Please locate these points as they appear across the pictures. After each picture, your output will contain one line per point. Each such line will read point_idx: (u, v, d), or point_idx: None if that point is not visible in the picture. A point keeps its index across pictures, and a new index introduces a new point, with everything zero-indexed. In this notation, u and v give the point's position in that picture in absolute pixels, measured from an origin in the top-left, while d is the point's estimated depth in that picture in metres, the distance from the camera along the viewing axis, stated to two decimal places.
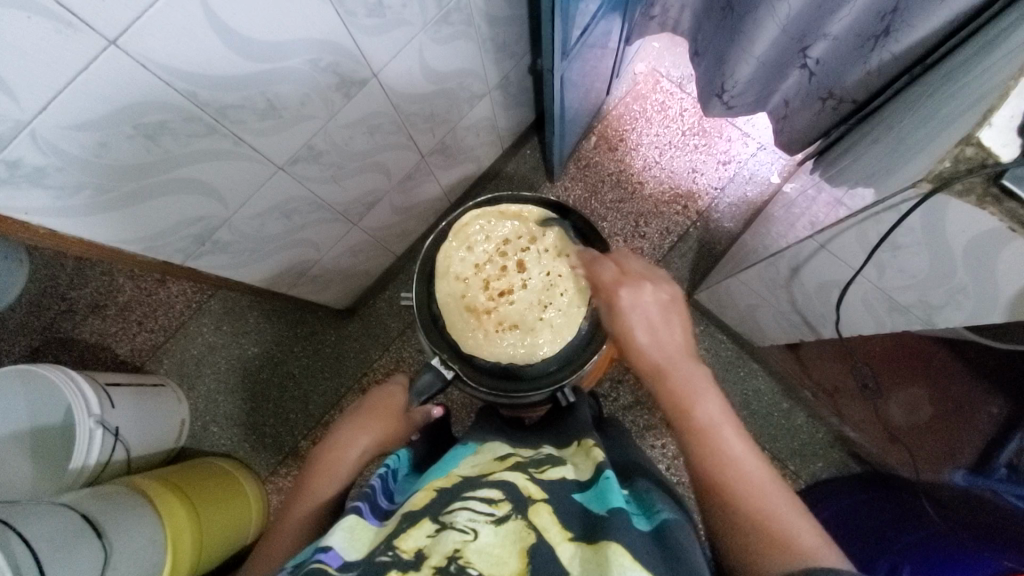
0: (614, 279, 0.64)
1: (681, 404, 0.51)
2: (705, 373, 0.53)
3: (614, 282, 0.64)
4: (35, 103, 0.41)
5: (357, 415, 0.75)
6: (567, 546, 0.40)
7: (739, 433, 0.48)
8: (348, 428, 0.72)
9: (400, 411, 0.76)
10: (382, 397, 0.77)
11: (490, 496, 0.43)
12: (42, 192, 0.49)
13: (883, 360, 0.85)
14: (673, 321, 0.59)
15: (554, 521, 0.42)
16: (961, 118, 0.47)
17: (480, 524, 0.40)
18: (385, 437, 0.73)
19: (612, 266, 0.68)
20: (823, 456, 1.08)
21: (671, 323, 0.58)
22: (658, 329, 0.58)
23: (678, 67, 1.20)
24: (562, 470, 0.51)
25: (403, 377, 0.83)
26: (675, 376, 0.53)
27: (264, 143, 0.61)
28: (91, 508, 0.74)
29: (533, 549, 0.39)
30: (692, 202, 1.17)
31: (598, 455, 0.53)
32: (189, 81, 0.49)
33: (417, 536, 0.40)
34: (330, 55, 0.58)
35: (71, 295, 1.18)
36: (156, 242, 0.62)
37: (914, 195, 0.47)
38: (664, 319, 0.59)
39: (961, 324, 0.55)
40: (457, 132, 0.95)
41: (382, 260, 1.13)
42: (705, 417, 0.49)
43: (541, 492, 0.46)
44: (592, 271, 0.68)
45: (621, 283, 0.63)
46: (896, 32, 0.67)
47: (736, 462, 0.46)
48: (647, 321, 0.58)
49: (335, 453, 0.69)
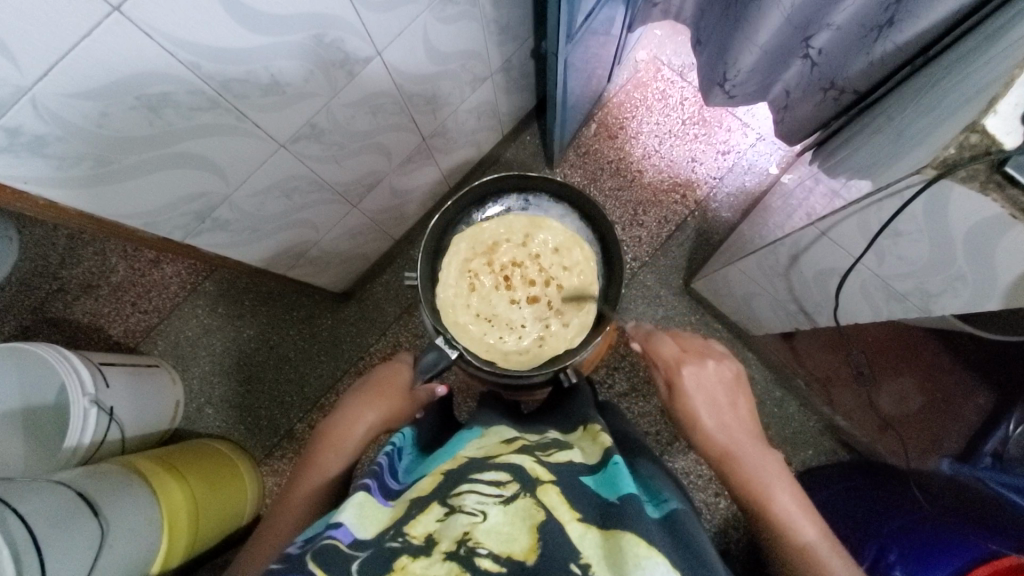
0: (674, 356, 0.77)
1: (749, 477, 0.65)
2: (766, 453, 0.67)
3: (672, 364, 0.76)
4: (36, 68, 0.41)
5: (363, 391, 0.74)
6: (576, 526, 0.40)
7: (790, 493, 0.64)
8: (354, 403, 0.72)
9: (406, 389, 0.75)
10: (388, 374, 0.76)
11: (497, 478, 0.44)
12: (40, 161, 0.48)
13: (877, 350, 0.86)
14: (732, 398, 0.72)
15: (563, 500, 0.42)
16: (964, 107, 0.47)
17: (488, 505, 0.40)
18: (390, 413, 0.72)
19: (669, 341, 0.80)
20: (812, 444, 1.10)
21: (733, 401, 0.72)
22: (720, 414, 0.70)
23: (679, 55, 1.20)
24: (570, 453, 0.52)
25: (408, 354, 0.82)
26: (742, 457, 0.66)
27: (266, 120, 0.61)
28: (87, 486, 0.74)
29: (544, 527, 0.39)
30: (691, 191, 1.17)
31: (604, 441, 0.54)
32: (193, 51, 0.48)
33: (427, 521, 0.40)
34: (334, 30, 0.57)
35: (62, 274, 1.16)
36: (156, 217, 0.62)
37: (918, 180, 0.47)
38: (731, 400, 0.72)
39: (958, 311, 0.56)
40: (458, 115, 0.94)
41: (380, 244, 1.13)
42: (775, 499, 0.63)
43: (549, 474, 0.46)
44: (650, 347, 0.80)
45: (678, 363, 0.76)
46: (900, 22, 0.67)
47: (788, 520, 0.62)
48: (711, 401, 0.71)
49: (340, 428, 0.69)
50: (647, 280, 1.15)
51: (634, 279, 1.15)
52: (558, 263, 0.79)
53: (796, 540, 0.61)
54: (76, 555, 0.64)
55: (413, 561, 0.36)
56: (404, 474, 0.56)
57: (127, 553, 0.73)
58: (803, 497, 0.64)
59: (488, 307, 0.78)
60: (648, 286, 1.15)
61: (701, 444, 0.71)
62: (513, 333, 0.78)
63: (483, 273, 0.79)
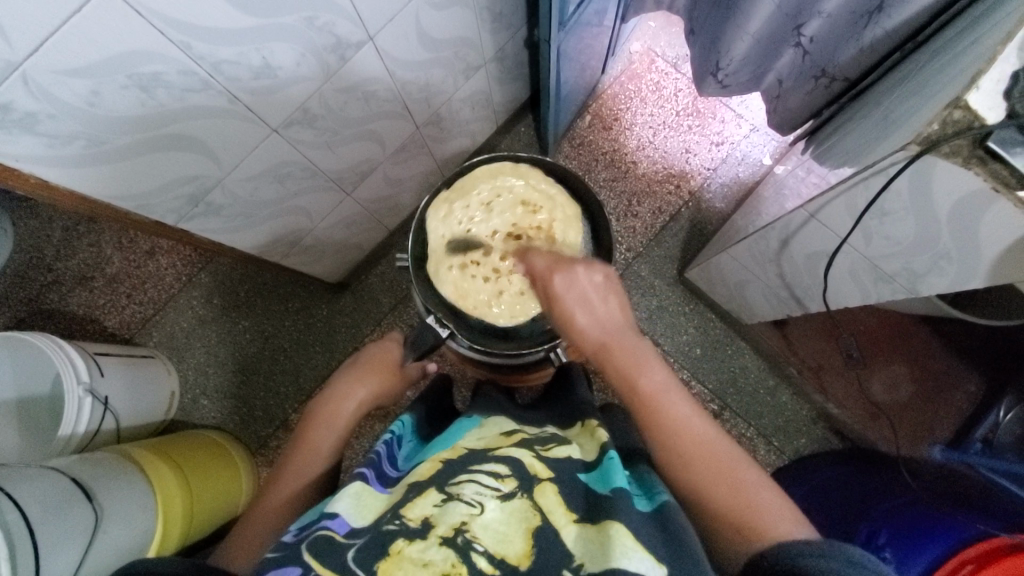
0: (546, 267, 0.59)
1: (629, 377, 0.52)
2: (647, 345, 0.54)
3: (550, 268, 0.59)
4: (27, 43, 0.41)
5: (354, 368, 0.75)
6: (570, 529, 0.40)
7: (687, 400, 0.50)
8: (342, 384, 0.72)
9: (395, 368, 0.76)
10: (378, 353, 0.77)
11: (496, 470, 0.44)
12: (33, 139, 0.48)
13: (868, 338, 0.86)
14: (613, 296, 0.57)
15: (560, 501, 0.42)
16: (946, 88, 0.48)
17: (486, 497, 0.40)
18: (380, 391, 0.74)
19: (543, 255, 0.62)
20: (806, 433, 1.09)
21: (610, 286, 0.57)
22: (594, 299, 0.56)
23: (673, 47, 1.20)
24: (569, 449, 0.52)
25: (399, 336, 0.82)
26: (622, 351, 0.53)
27: (258, 104, 0.61)
28: (80, 472, 0.74)
29: (538, 531, 0.40)
30: (685, 182, 1.18)
31: (600, 436, 0.54)
32: (184, 31, 0.48)
33: (424, 505, 0.40)
34: (326, 14, 0.57)
35: (57, 266, 1.16)
36: (148, 200, 0.62)
37: (903, 157, 0.48)
38: (603, 298, 0.56)
39: (944, 291, 0.56)
40: (452, 104, 0.94)
41: (374, 234, 1.13)
42: (652, 390, 0.51)
43: (547, 470, 0.46)
44: (525, 262, 0.62)
45: (551, 269, 0.58)
46: (890, 8, 0.68)
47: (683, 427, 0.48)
48: (583, 300, 0.56)
49: (329, 408, 0.70)
50: (641, 271, 1.16)
51: (628, 270, 1.16)
52: (495, 304, 0.74)
53: (712, 487, 0.45)
54: (70, 537, 0.65)
55: (409, 545, 0.37)
56: (401, 462, 0.55)
57: (122, 537, 0.73)
58: (701, 410, 0.50)
59: (496, 203, 0.77)
60: (641, 276, 1.16)
61: (576, 342, 0.57)
62: (464, 222, 0.76)
63: (533, 213, 0.76)
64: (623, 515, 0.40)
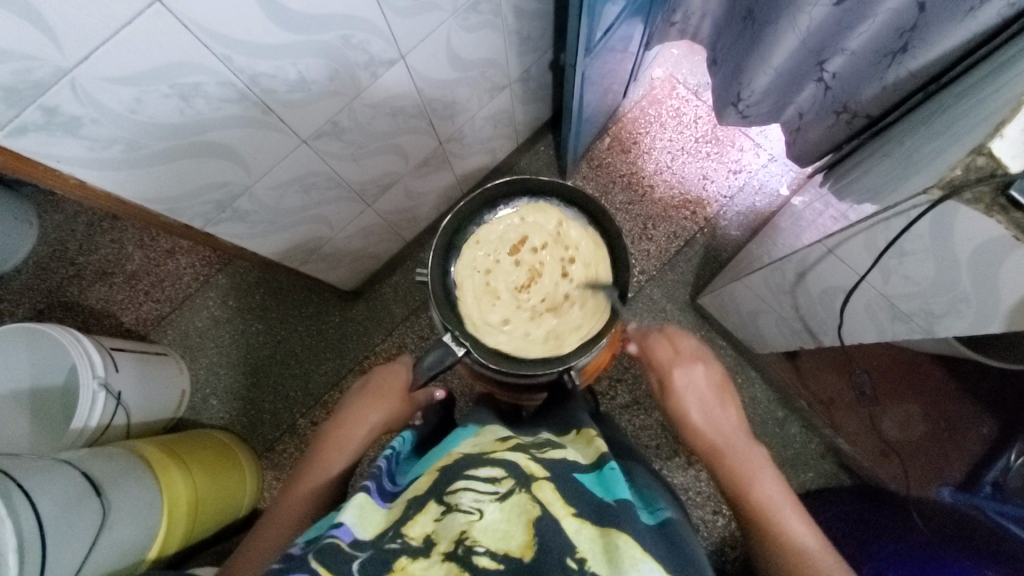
0: (669, 357, 0.70)
1: (743, 479, 0.59)
2: (758, 453, 0.62)
3: (669, 362, 0.70)
4: (78, 52, 0.43)
5: (365, 392, 0.75)
6: (571, 520, 0.40)
7: (796, 513, 0.56)
8: (354, 405, 0.73)
9: (403, 393, 0.75)
10: (387, 376, 0.76)
11: (492, 474, 0.43)
12: (76, 142, 0.50)
13: (884, 375, 0.84)
14: (727, 407, 0.66)
15: (557, 496, 0.42)
16: (968, 133, 0.49)
17: (484, 503, 0.40)
18: (390, 416, 0.73)
19: (663, 339, 0.72)
20: (813, 466, 1.08)
21: (726, 408, 0.66)
22: (704, 416, 0.65)
23: (695, 75, 1.22)
24: (565, 453, 0.52)
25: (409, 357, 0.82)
26: (733, 456, 0.61)
27: (290, 116, 0.63)
28: (93, 467, 0.75)
29: (538, 522, 0.39)
30: (701, 208, 1.18)
31: (598, 445, 0.53)
32: (227, 45, 0.50)
33: (424, 522, 0.40)
34: (363, 32, 0.59)
35: (79, 260, 1.19)
36: (179, 204, 0.64)
37: (925, 201, 0.49)
38: (719, 403, 0.66)
39: (962, 333, 0.56)
40: (475, 122, 0.96)
41: (391, 245, 1.14)
42: (765, 497, 0.57)
43: (542, 470, 0.46)
44: (643, 344, 0.73)
45: (670, 364, 0.69)
46: (913, 49, 0.69)
47: (790, 535, 0.53)
48: (700, 402, 0.66)
49: (343, 430, 0.70)
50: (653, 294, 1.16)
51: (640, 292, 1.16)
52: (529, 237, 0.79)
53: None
54: (76, 534, 0.65)
55: (412, 562, 0.37)
56: (401, 476, 0.55)
57: (128, 535, 0.74)
58: (816, 529, 0.55)
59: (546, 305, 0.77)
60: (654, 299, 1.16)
61: (692, 443, 0.65)
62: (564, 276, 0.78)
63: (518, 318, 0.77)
64: (636, 534, 0.40)
